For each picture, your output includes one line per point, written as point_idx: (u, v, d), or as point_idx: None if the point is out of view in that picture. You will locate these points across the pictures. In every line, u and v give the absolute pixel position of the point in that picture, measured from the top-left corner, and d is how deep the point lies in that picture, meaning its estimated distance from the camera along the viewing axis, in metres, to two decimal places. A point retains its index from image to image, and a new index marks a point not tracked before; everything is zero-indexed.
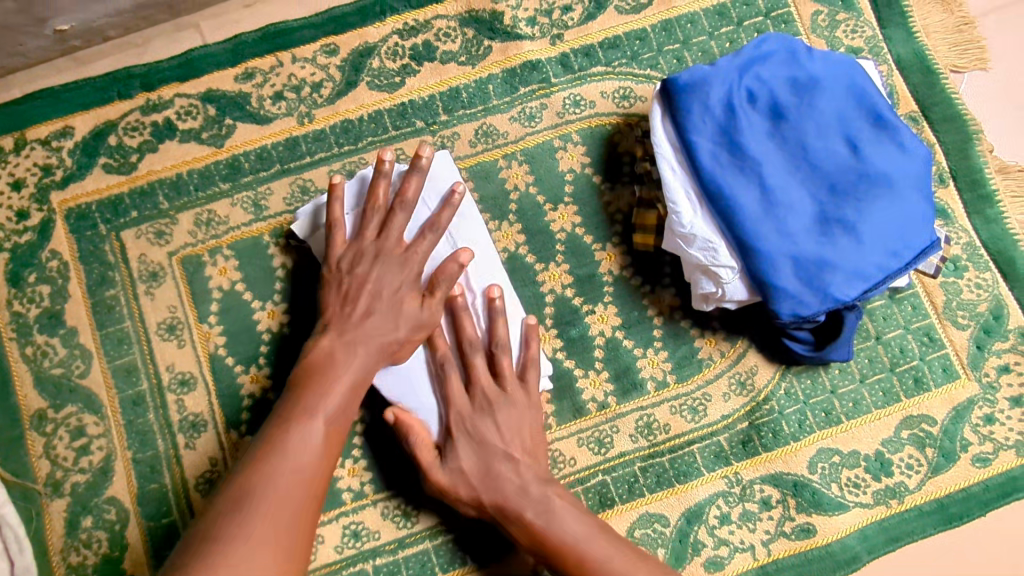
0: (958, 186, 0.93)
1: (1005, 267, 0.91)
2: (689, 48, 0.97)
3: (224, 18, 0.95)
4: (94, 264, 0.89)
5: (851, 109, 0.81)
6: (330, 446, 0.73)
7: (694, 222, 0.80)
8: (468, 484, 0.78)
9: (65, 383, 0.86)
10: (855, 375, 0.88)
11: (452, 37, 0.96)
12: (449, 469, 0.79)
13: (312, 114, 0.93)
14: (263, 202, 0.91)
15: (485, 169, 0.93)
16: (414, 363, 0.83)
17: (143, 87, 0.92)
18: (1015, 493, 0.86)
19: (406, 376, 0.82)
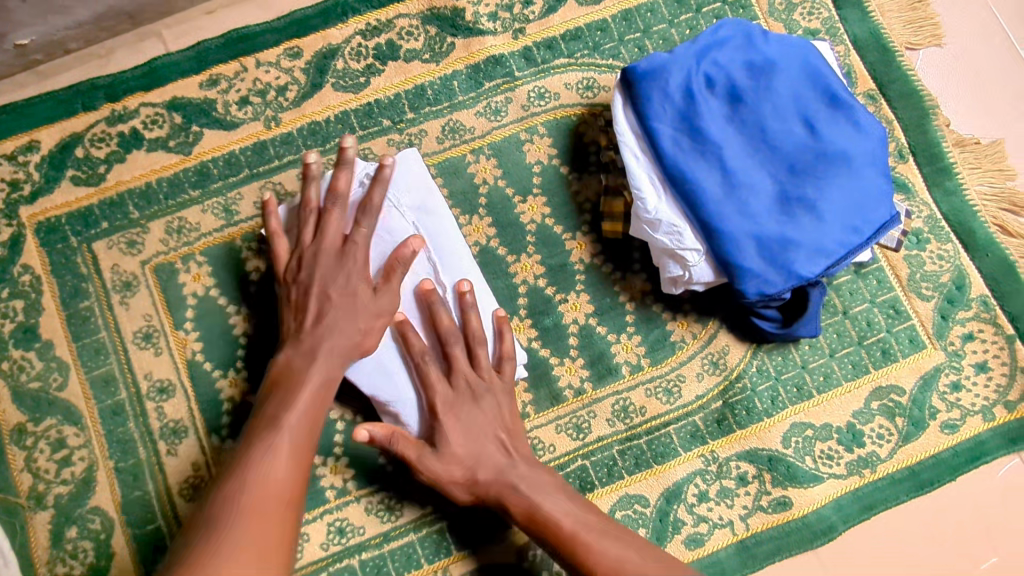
0: (918, 161, 0.95)
1: (966, 238, 0.93)
2: (649, 36, 0.98)
3: (186, 26, 0.96)
4: (67, 276, 0.89)
5: (807, 90, 0.83)
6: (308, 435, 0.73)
7: (659, 207, 0.81)
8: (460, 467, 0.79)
9: (43, 396, 0.86)
10: (825, 350, 0.90)
11: (415, 36, 0.97)
12: (437, 457, 0.78)
13: (278, 118, 0.94)
14: (234, 207, 0.92)
15: (453, 165, 0.94)
16: (392, 360, 0.83)
17: (108, 98, 0.92)
18: (983, 456, 0.88)
19: (385, 373, 0.82)
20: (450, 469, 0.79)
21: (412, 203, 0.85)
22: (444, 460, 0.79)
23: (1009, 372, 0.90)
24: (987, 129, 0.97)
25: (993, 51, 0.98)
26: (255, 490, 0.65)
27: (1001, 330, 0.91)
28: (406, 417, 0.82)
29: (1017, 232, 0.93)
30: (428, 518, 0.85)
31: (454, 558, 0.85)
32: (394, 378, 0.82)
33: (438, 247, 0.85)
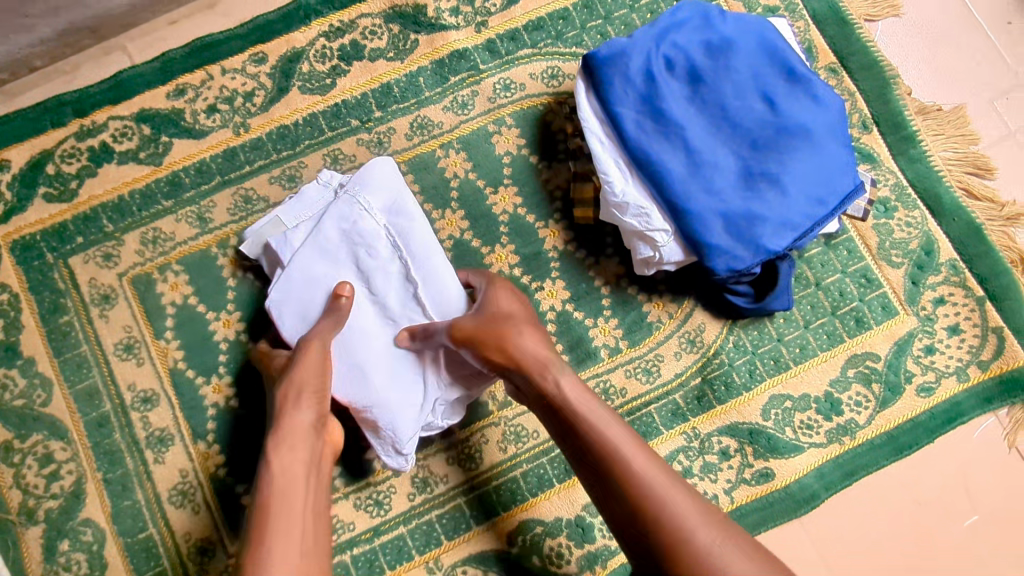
0: (882, 130, 0.96)
1: (932, 204, 0.94)
2: (611, 22, 0.99)
3: (150, 37, 0.96)
4: (45, 292, 0.90)
5: (765, 67, 0.84)
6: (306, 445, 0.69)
7: (625, 190, 0.82)
8: (505, 318, 0.75)
9: (28, 413, 0.87)
10: (799, 322, 0.91)
11: (378, 34, 0.97)
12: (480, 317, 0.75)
13: (247, 123, 0.95)
14: (207, 215, 0.92)
15: (423, 161, 0.95)
16: (373, 365, 0.82)
17: (76, 113, 0.93)
18: (959, 417, 0.90)
19: (366, 378, 0.81)
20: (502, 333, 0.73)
21: (382, 205, 0.85)
22: (492, 323, 0.74)
23: (981, 333, 0.92)
24: (948, 95, 0.98)
25: (950, 17, 1.00)
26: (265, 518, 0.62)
27: (971, 293, 0.92)
28: (383, 420, 0.80)
29: (983, 195, 0.95)
30: (418, 510, 0.86)
31: (473, 532, 0.86)
32: (372, 383, 0.81)
33: (407, 246, 0.84)
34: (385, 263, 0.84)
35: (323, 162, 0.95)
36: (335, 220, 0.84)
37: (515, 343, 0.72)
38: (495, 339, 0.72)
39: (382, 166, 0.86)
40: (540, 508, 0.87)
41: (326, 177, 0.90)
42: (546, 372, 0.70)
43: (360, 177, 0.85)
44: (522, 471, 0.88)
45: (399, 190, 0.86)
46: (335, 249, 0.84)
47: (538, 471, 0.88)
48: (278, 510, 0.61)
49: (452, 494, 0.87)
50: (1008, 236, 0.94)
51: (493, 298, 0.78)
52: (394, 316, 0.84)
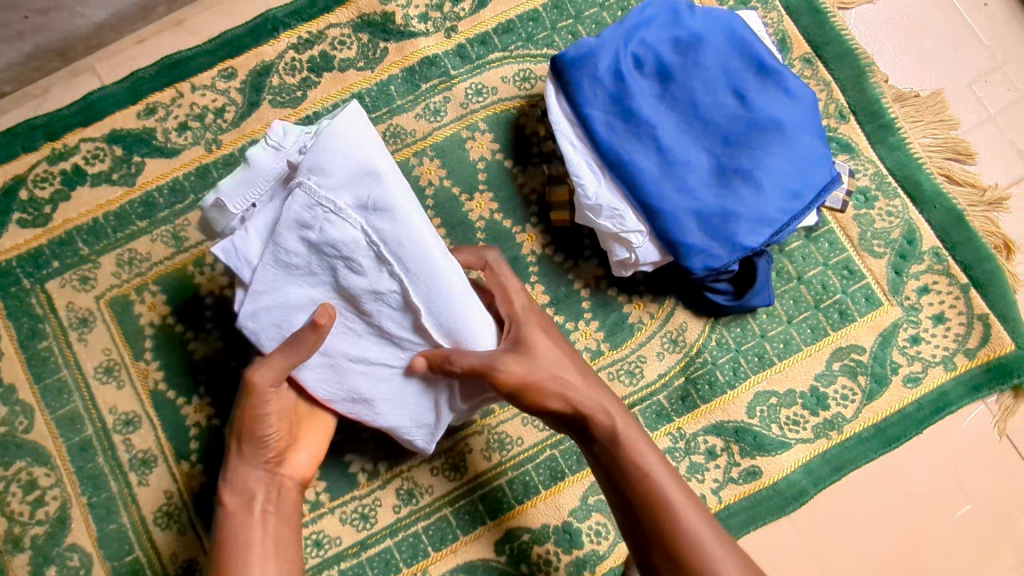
0: (860, 119, 0.94)
1: (913, 192, 0.93)
2: (582, 21, 0.98)
3: (117, 57, 0.95)
4: (23, 318, 0.89)
5: (735, 61, 0.83)
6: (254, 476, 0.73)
7: (598, 192, 0.81)
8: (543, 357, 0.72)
9: (11, 440, 0.87)
10: (782, 317, 0.90)
11: (348, 44, 0.96)
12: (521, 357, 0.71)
13: (219, 140, 0.94)
14: (182, 234, 0.92)
15: (397, 170, 0.94)
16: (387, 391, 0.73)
17: (46, 136, 0.92)
18: (948, 407, 0.89)
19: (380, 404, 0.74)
20: (546, 371, 0.72)
21: (353, 199, 0.64)
22: (531, 364, 0.71)
23: (967, 321, 0.91)
24: (925, 81, 0.96)
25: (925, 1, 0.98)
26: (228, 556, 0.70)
27: (955, 281, 0.91)
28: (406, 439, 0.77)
29: (964, 180, 0.94)
30: (404, 522, 0.86)
31: (461, 542, 0.86)
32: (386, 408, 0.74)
33: (396, 258, 0.65)
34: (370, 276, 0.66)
35: None
36: (297, 225, 0.65)
37: (557, 378, 0.72)
38: (540, 378, 0.71)
39: (339, 139, 0.64)
40: (526, 515, 0.87)
41: (278, 136, 0.73)
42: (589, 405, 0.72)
43: (315, 163, 0.64)
44: (507, 479, 0.87)
45: (370, 177, 0.64)
46: (304, 262, 0.67)
47: (524, 478, 0.87)
48: (225, 547, 0.69)
49: (437, 505, 0.86)
50: (990, 221, 0.93)
51: (527, 326, 0.73)
52: (396, 340, 0.70)
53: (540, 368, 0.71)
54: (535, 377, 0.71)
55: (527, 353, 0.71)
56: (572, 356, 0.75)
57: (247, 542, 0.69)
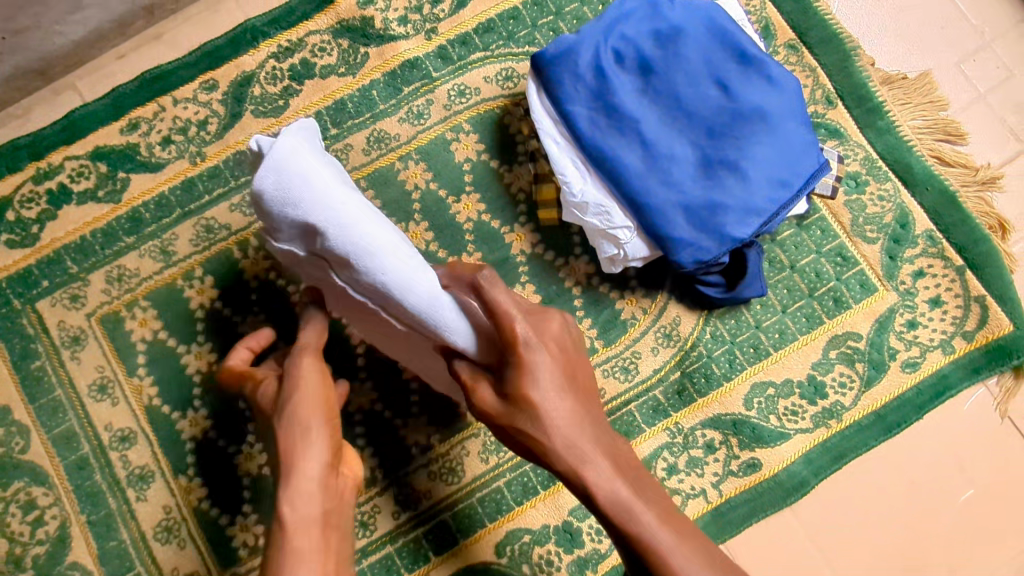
0: (848, 104, 0.93)
1: (904, 175, 0.92)
2: (563, 17, 0.98)
3: (99, 74, 0.95)
4: (16, 339, 0.89)
5: (716, 51, 0.82)
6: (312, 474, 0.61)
7: (584, 189, 0.81)
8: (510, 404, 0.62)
9: (8, 461, 0.87)
10: (776, 307, 0.89)
11: (328, 51, 0.96)
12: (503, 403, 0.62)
13: (203, 152, 0.94)
14: (170, 248, 0.92)
15: (383, 175, 0.94)
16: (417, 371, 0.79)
17: (30, 156, 0.92)
18: (947, 391, 0.88)
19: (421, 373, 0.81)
20: (522, 423, 0.62)
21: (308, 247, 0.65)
22: (503, 412, 0.63)
23: (964, 303, 0.90)
24: (911, 62, 0.95)
25: None
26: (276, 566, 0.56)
27: (951, 263, 0.90)
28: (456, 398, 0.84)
29: (955, 161, 0.92)
30: (404, 528, 0.85)
31: (461, 545, 0.85)
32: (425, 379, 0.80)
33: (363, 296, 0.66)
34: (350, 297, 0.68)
35: None
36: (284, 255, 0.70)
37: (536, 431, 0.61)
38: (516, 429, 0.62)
39: (270, 199, 0.61)
40: (526, 516, 0.86)
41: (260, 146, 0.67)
42: (576, 460, 0.60)
43: (263, 219, 0.63)
44: (505, 481, 0.86)
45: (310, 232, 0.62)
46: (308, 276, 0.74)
47: (522, 480, 0.87)
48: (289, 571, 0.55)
49: (436, 510, 0.86)
50: (984, 201, 0.91)
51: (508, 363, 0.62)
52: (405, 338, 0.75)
53: (517, 419, 0.62)
54: (513, 427, 0.62)
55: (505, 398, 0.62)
56: (570, 392, 0.62)
57: (305, 551, 0.57)
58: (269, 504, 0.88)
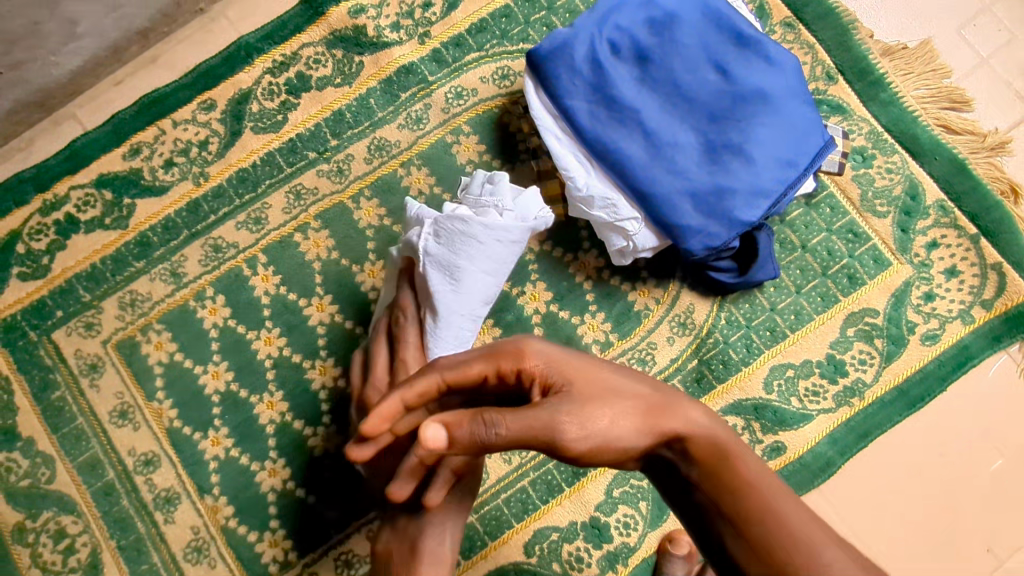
0: (849, 79, 0.92)
1: (911, 146, 0.91)
2: (555, 12, 0.97)
3: (98, 101, 0.95)
4: (35, 370, 0.90)
5: (713, 35, 0.81)
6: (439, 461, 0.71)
7: (589, 183, 0.81)
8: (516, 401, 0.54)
9: (35, 492, 0.87)
10: (790, 288, 0.89)
11: (323, 62, 0.96)
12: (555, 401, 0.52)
13: (206, 173, 0.94)
14: (180, 270, 0.92)
15: (386, 182, 0.94)
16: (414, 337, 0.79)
17: (36, 188, 0.92)
18: (969, 361, 0.87)
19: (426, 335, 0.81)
20: (594, 409, 0.52)
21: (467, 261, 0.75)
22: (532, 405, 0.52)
23: (980, 272, 0.88)
24: (911, 32, 0.94)
25: None
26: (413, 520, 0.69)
27: (965, 232, 0.89)
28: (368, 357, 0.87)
29: (963, 128, 0.91)
30: None
31: (490, 548, 0.85)
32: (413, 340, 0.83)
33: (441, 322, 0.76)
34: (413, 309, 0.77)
35: (286, 200, 0.94)
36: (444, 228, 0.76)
37: (603, 416, 0.53)
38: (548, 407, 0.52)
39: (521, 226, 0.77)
40: (553, 514, 0.85)
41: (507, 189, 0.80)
42: (664, 423, 0.54)
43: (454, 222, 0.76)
44: (529, 480, 0.86)
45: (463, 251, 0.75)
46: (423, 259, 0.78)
47: (546, 478, 0.86)
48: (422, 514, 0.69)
49: None
50: (994, 166, 0.90)
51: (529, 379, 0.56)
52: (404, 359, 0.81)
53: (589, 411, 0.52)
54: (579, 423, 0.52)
55: (560, 393, 0.53)
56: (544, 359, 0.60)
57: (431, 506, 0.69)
58: (295, 518, 0.88)
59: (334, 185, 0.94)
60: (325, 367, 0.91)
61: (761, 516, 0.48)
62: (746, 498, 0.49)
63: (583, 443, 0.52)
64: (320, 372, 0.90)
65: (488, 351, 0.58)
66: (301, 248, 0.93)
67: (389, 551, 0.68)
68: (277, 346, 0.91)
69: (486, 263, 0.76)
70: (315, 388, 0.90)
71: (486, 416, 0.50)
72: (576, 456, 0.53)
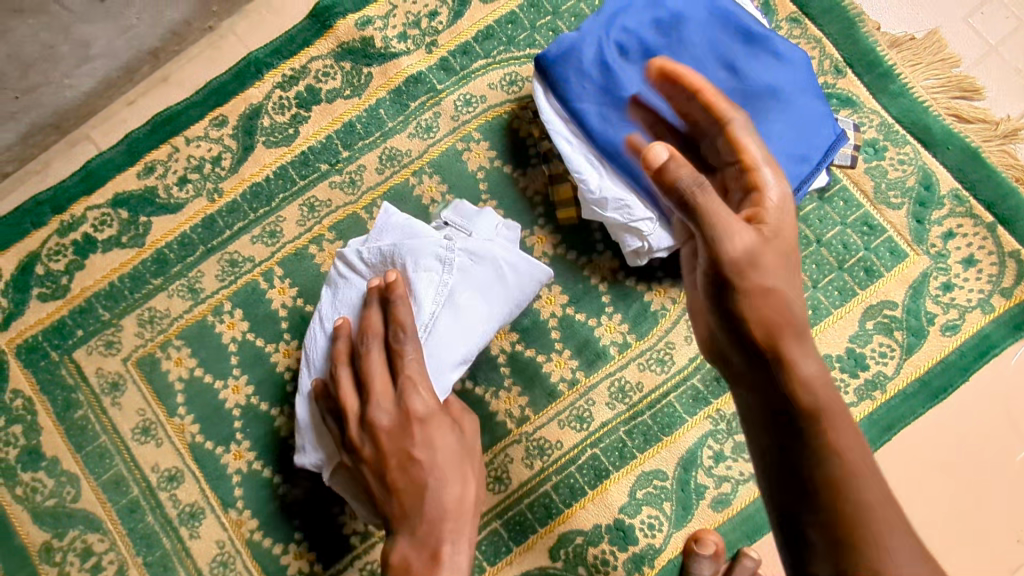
0: (858, 72, 0.92)
1: (922, 136, 0.90)
2: (560, 16, 0.98)
3: (111, 121, 0.96)
4: (56, 390, 0.90)
5: (720, 34, 0.82)
6: (459, 463, 0.76)
7: (602, 185, 0.81)
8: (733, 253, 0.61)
9: (61, 511, 0.88)
10: (807, 283, 0.88)
11: (332, 75, 0.97)
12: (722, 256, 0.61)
13: (220, 189, 0.95)
14: (198, 285, 0.93)
15: (398, 192, 0.94)
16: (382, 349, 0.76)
17: (53, 210, 0.93)
18: (991, 350, 0.86)
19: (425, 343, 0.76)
20: (771, 290, 0.61)
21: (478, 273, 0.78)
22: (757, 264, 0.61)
23: (998, 260, 0.88)
24: (918, 22, 0.94)
25: None
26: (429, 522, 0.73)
27: (981, 220, 0.89)
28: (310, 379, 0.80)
29: (974, 117, 0.91)
30: None
31: (515, 553, 0.85)
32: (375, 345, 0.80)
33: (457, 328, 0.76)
34: (413, 326, 0.74)
35: (300, 213, 0.94)
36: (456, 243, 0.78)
37: (777, 288, 0.62)
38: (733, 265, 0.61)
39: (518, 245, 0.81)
40: (577, 518, 0.85)
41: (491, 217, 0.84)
42: (791, 347, 0.59)
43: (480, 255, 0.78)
44: (552, 484, 0.86)
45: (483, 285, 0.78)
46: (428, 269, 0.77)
47: (569, 482, 0.86)
48: (444, 515, 0.73)
49: (486, 521, 0.85)
50: (1007, 153, 0.90)
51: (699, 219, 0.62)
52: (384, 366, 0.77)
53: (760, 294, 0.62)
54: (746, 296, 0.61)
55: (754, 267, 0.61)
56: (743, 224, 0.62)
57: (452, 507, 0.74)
58: (319, 530, 0.88)
59: (347, 197, 0.94)
60: None
61: (852, 484, 0.55)
62: (854, 479, 0.55)
63: (750, 283, 0.61)
64: None
65: (767, 157, 0.69)
66: (316, 259, 0.93)
67: (406, 560, 0.72)
68: (295, 358, 0.91)
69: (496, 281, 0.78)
70: None
71: (693, 180, 0.60)
72: (736, 284, 0.61)
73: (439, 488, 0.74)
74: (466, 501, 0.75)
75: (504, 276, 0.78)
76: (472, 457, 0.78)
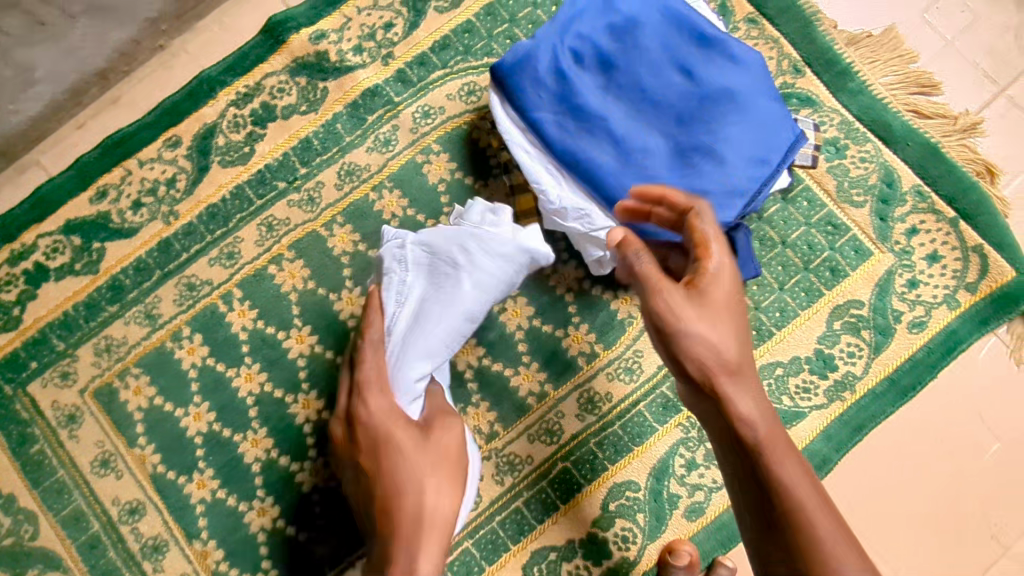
0: (816, 71, 0.92)
1: (883, 133, 0.90)
2: (518, 23, 0.97)
3: (61, 146, 0.94)
4: (11, 425, 0.88)
5: (675, 38, 0.81)
6: (419, 466, 0.70)
7: (561, 195, 0.80)
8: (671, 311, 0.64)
9: (20, 549, 0.85)
10: (773, 285, 0.88)
11: (287, 90, 0.95)
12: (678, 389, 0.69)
13: (175, 211, 0.93)
14: (155, 311, 0.90)
15: (358, 208, 0.93)
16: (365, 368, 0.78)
17: (3, 239, 0.90)
18: (958, 346, 0.86)
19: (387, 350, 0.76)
20: (711, 325, 0.63)
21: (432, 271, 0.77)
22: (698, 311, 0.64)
23: (962, 255, 0.88)
24: (875, 19, 0.93)
25: None
26: (388, 533, 0.67)
27: (943, 216, 0.88)
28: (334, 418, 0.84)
29: (933, 112, 0.91)
30: None
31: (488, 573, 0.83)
32: None
33: (410, 327, 0.75)
34: (374, 332, 0.75)
35: (258, 232, 0.92)
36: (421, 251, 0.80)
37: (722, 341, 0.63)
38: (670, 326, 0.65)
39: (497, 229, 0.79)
40: (549, 534, 0.84)
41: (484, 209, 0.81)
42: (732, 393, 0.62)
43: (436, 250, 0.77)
44: (524, 500, 0.84)
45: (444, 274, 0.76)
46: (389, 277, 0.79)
47: (540, 496, 0.84)
48: (402, 524, 0.66)
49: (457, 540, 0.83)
50: (967, 148, 0.90)
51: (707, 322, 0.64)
52: None
53: (769, 434, 0.60)
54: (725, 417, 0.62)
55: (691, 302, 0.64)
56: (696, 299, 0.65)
57: (414, 514, 0.67)
58: (287, 557, 0.86)
59: (306, 215, 0.93)
60: (309, 400, 0.89)
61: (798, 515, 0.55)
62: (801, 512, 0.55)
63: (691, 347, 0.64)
64: (303, 406, 0.88)
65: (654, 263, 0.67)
66: (276, 279, 0.91)
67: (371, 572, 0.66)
68: (258, 382, 0.89)
69: (449, 271, 0.75)
70: (301, 423, 0.88)
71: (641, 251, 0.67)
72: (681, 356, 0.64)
73: (395, 495, 0.69)
74: (425, 510, 0.67)
75: (456, 266, 0.75)
76: (436, 460, 0.71)
